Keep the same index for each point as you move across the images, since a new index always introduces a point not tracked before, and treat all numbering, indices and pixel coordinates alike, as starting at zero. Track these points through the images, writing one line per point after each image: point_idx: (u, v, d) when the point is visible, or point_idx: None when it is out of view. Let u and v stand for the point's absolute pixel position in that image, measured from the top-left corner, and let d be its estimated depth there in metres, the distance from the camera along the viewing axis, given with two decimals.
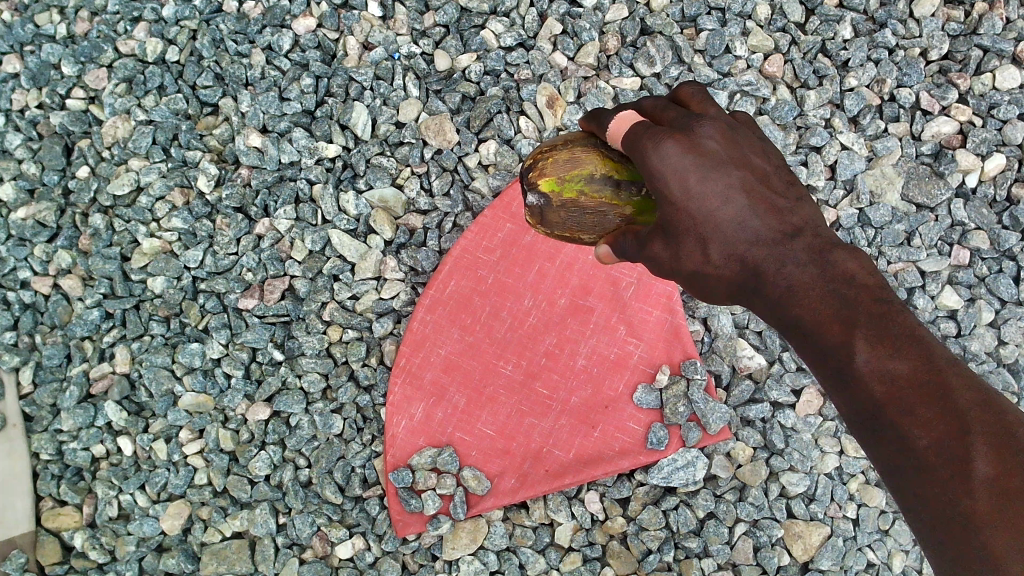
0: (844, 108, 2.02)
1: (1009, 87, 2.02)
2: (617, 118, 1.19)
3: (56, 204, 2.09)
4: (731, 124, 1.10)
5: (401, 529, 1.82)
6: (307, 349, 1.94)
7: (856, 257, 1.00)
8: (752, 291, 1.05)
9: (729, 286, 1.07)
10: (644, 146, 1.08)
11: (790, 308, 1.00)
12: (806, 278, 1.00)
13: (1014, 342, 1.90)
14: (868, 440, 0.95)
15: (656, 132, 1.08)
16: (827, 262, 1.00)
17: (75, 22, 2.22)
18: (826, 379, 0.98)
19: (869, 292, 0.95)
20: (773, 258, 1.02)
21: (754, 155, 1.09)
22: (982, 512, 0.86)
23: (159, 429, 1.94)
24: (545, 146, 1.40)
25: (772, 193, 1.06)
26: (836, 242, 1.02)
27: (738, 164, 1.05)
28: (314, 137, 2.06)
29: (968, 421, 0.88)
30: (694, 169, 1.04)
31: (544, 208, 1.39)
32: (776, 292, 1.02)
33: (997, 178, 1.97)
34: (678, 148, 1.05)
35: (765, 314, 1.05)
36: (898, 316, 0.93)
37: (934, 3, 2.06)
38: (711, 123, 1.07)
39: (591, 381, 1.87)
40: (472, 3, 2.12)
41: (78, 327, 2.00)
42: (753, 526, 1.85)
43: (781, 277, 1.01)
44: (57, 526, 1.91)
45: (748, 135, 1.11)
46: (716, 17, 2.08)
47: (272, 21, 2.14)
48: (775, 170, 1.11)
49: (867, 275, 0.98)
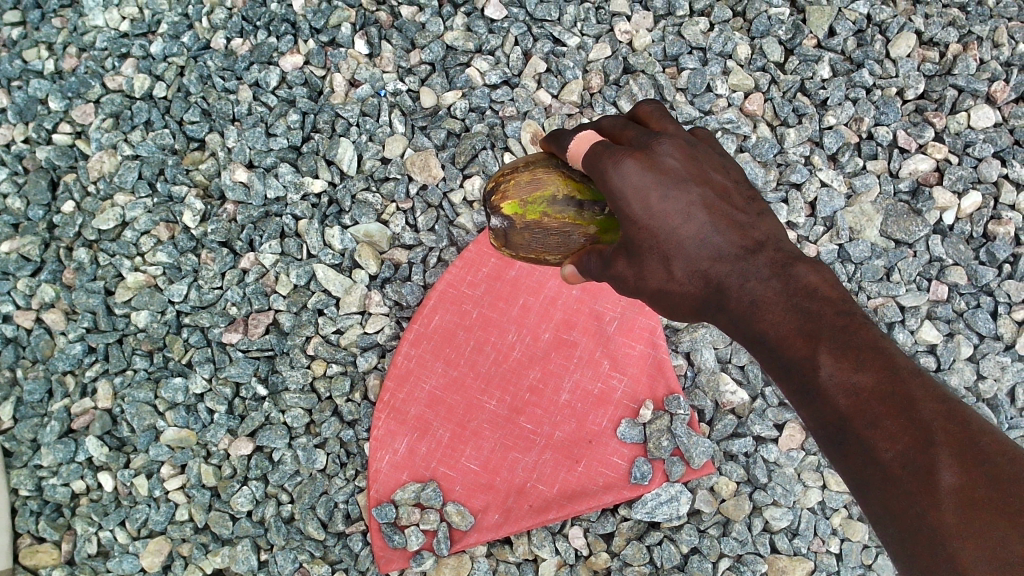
0: (823, 145, 2.05)
1: (984, 126, 2.06)
2: (577, 139, 1.20)
3: (41, 237, 2.09)
4: (689, 142, 1.13)
5: (384, 565, 1.81)
6: (291, 383, 1.94)
7: (818, 271, 1.03)
8: (716, 307, 1.07)
9: (695, 303, 1.09)
10: (605, 165, 1.10)
11: (757, 324, 1.03)
12: (771, 294, 1.03)
13: (992, 377, 1.92)
14: (836, 455, 0.97)
15: (615, 151, 1.10)
16: (790, 277, 1.03)
17: (63, 57, 2.23)
18: (795, 395, 1.00)
19: (832, 306, 0.99)
20: (735, 273, 1.05)
21: (713, 171, 1.11)
22: (950, 523, 0.85)
23: (141, 464, 1.92)
24: (508, 169, 1.43)
25: (732, 208, 1.09)
26: (798, 256, 1.06)
27: (698, 181, 1.07)
28: (300, 172, 2.07)
29: (932, 431, 0.88)
30: (655, 187, 1.06)
31: (509, 230, 1.42)
32: (740, 308, 1.05)
33: (974, 215, 2.00)
34: (638, 166, 1.07)
35: (733, 331, 1.07)
36: (862, 329, 0.96)
37: (910, 44, 2.11)
38: (669, 141, 1.10)
39: (575, 416, 1.88)
40: (458, 41, 2.15)
41: (60, 361, 2.00)
42: (736, 561, 1.85)
43: (745, 292, 1.04)
44: (35, 563, 1.90)
45: (707, 152, 1.13)
46: (697, 57, 2.12)
47: (259, 58, 2.16)
48: (735, 184, 1.13)
49: (830, 289, 1.01)
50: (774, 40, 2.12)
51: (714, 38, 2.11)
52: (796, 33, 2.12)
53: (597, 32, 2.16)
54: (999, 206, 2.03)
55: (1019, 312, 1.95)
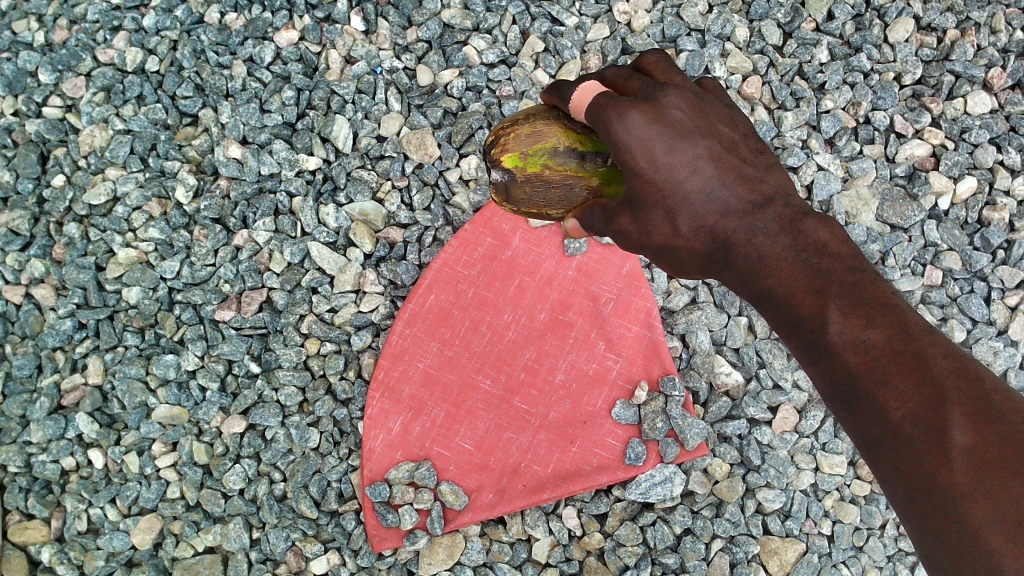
0: (820, 129, 2.05)
1: (980, 112, 2.06)
2: (579, 89, 1.17)
3: (30, 212, 2.06)
4: (696, 93, 1.09)
5: (378, 544, 1.81)
6: (284, 361, 1.93)
7: (827, 227, 1.00)
8: (722, 263, 1.05)
9: (702, 259, 1.07)
10: (609, 117, 1.05)
11: (764, 282, 1.01)
12: (779, 250, 1.00)
13: (984, 361, 1.93)
14: (844, 413, 0.94)
15: (621, 102, 1.05)
16: (798, 232, 1.01)
17: (54, 29, 2.19)
18: (802, 352, 0.98)
19: (842, 263, 0.96)
20: (743, 229, 1.03)
21: (719, 124, 1.08)
22: (961, 483, 0.83)
23: (132, 442, 1.91)
24: (507, 122, 1.41)
25: (740, 162, 1.06)
26: (807, 212, 1.03)
27: (705, 133, 1.04)
28: (295, 149, 2.05)
29: (944, 390, 0.86)
30: (661, 139, 1.02)
31: (509, 184, 1.40)
32: (747, 264, 1.03)
33: (969, 201, 2.01)
34: (644, 118, 1.02)
35: (740, 289, 1.05)
36: (872, 287, 0.94)
37: (908, 29, 2.10)
38: (675, 93, 1.06)
39: (569, 397, 1.87)
40: (455, 19, 2.12)
41: (50, 337, 1.98)
42: (729, 542, 1.86)
43: (753, 248, 1.02)
44: (24, 540, 1.88)
45: (714, 105, 1.10)
46: (696, 38, 2.10)
47: (254, 33, 2.13)
48: (743, 139, 1.10)
49: (840, 245, 0.99)
50: (772, 22, 2.11)
51: (712, 20, 2.10)
52: (795, 16, 2.11)
53: (596, 11, 2.14)
54: (994, 191, 2.03)
55: (1011, 298, 1.97)
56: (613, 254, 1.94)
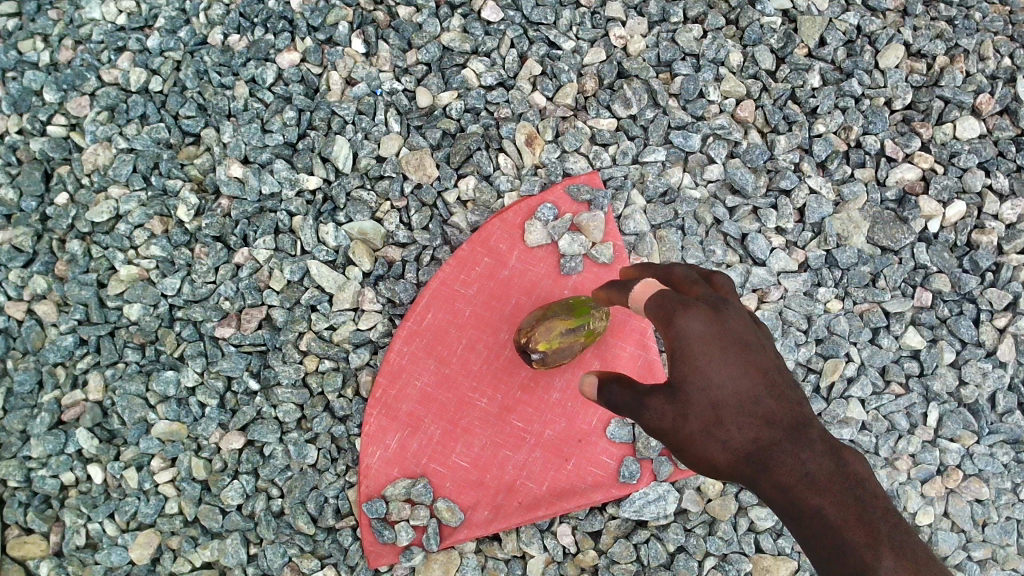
0: (812, 153, 2.08)
1: (968, 137, 2.11)
2: (641, 285, 1.34)
3: (33, 229, 2.08)
4: (749, 319, 1.25)
5: (374, 560, 1.86)
6: (284, 378, 1.95)
7: (862, 462, 1.12)
8: (760, 472, 1.13)
9: (740, 461, 1.15)
10: (672, 309, 1.21)
11: (808, 501, 1.09)
12: (825, 469, 1.10)
13: (973, 383, 1.97)
14: None
15: (680, 303, 1.21)
16: (842, 462, 1.11)
17: (59, 49, 2.22)
18: (822, 560, 1.08)
19: (882, 504, 1.08)
20: (789, 447, 1.12)
21: (769, 361, 1.20)
22: None
23: (131, 457, 1.94)
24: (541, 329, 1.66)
25: (782, 385, 1.19)
26: (845, 446, 1.14)
27: (745, 343, 1.18)
28: (296, 169, 2.08)
29: None
30: (716, 352, 1.17)
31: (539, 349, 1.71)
32: (798, 486, 1.10)
33: (958, 225, 2.05)
34: (703, 320, 1.19)
35: (775, 501, 1.13)
36: (905, 529, 1.07)
37: (898, 56, 2.15)
38: (730, 310, 1.22)
39: (565, 414, 1.90)
40: (455, 42, 2.15)
41: (51, 353, 2.00)
42: (721, 559, 1.90)
43: (798, 465, 1.11)
44: (23, 554, 1.91)
45: (759, 334, 1.24)
46: (691, 63, 2.13)
47: (256, 54, 2.16)
48: (790, 383, 1.21)
49: (874, 484, 1.11)
50: (766, 48, 2.15)
51: (707, 45, 2.13)
52: (787, 42, 2.14)
53: (592, 36, 2.16)
54: (983, 216, 2.07)
55: (1000, 319, 2.01)
56: (608, 274, 1.97)
